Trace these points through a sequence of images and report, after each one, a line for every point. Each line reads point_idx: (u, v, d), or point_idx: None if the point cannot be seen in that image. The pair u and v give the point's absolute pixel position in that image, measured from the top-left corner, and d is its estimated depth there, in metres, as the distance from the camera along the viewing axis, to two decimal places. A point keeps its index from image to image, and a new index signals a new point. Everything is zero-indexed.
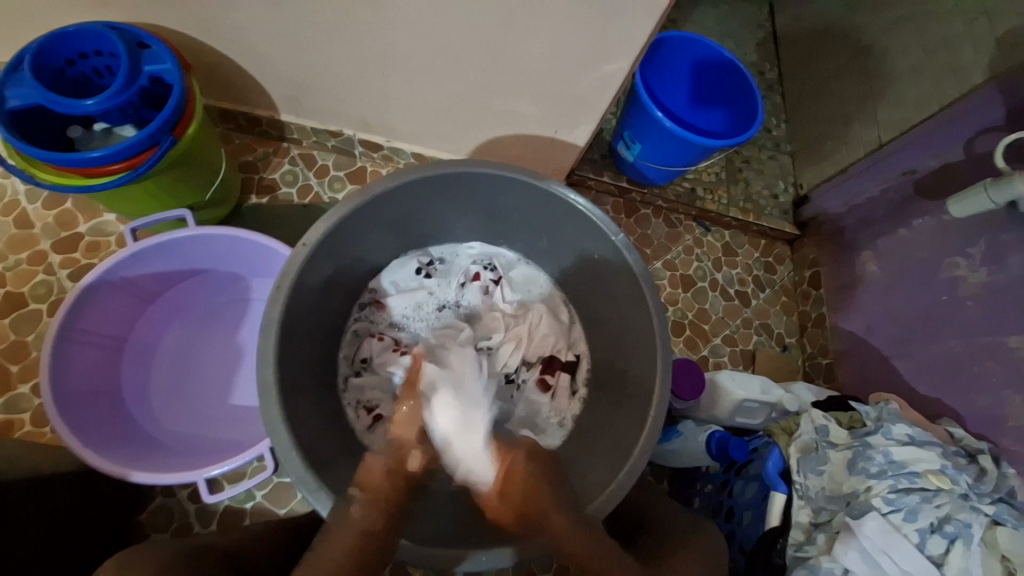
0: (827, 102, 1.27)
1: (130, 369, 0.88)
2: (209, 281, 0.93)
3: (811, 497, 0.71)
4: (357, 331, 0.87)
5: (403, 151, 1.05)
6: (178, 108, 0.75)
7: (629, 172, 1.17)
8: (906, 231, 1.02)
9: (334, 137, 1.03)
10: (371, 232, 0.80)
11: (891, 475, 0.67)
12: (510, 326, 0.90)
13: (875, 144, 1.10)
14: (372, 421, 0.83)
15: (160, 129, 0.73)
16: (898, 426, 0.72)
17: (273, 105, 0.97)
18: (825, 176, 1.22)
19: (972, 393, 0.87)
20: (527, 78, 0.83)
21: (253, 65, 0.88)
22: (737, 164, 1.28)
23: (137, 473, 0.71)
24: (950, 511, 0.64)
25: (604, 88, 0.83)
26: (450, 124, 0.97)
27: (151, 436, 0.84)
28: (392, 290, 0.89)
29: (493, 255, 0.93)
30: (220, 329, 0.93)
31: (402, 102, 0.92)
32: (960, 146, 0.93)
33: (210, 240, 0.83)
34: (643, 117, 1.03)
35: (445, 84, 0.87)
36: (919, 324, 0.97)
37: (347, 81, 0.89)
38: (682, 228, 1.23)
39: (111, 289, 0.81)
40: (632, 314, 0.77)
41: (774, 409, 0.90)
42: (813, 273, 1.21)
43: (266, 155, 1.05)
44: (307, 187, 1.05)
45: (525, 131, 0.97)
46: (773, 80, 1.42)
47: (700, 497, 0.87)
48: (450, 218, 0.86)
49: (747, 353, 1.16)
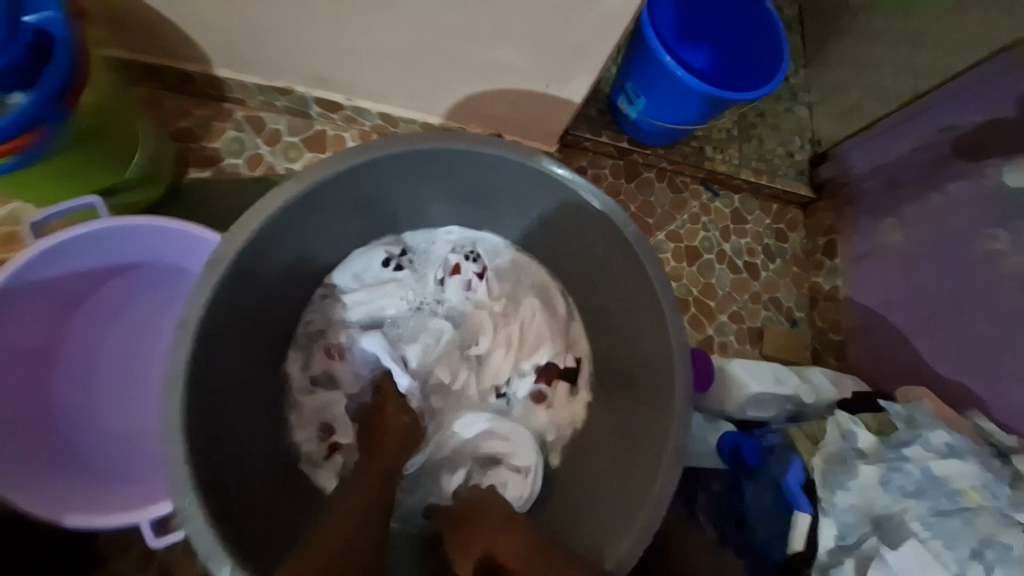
0: (855, 43, 1.11)
1: (64, 383, 0.76)
2: (147, 275, 0.79)
3: (838, 517, 0.63)
4: (308, 334, 0.76)
5: (367, 112, 0.89)
6: (68, 68, 0.58)
7: (631, 131, 1.03)
8: (939, 198, 0.92)
9: (284, 96, 0.87)
10: (331, 219, 0.67)
11: (929, 495, 0.61)
12: (499, 326, 0.80)
13: (910, 96, 0.98)
14: (327, 451, 0.73)
15: (47, 99, 0.57)
16: (936, 433, 0.64)
17: (205, 58, 0.80)
18: (848, 132, 1.09)
19: (1000, 381, 0.81)
20: (512, 20, 0.67)
21: (172, 10, 0.71)
22: (751, 119, 1.14)
23: (71, 516, 0.62)
24: (992, 534, 0.58)
25: (606, 33, 0.68)
26: (422, 79, 0.81)
27: (97, 459, 0.73)
28: (355, 286, 0.78)
29: (476, 242, 0.81)
30: (167, 329, 0.80)
31: (363, 53, 0.76)
32: (1012, 102, 0.81)
33: (136, 231, 0.70)
34: (651, 65, 0.88)
35: (413, 30, 0.71)
36: (947, 304, 0.89)
37: (294, 29, 0.72)
38: (688, 194, 1.10)
39: (22, 297, 0.68)
40: (639, 312, 0.67)
41: (788, 401, 0.83)
42: (828, 242, 1.11)
43: (205, 120, 0.89)
44: (257, 157, 0.89)
45: (513, 87, 0.82)
46: (791, 16, 1.25)
47: (703, 492, 0.77)
48: (424, 199, 0.73)
49: (754, 330, 1.07)
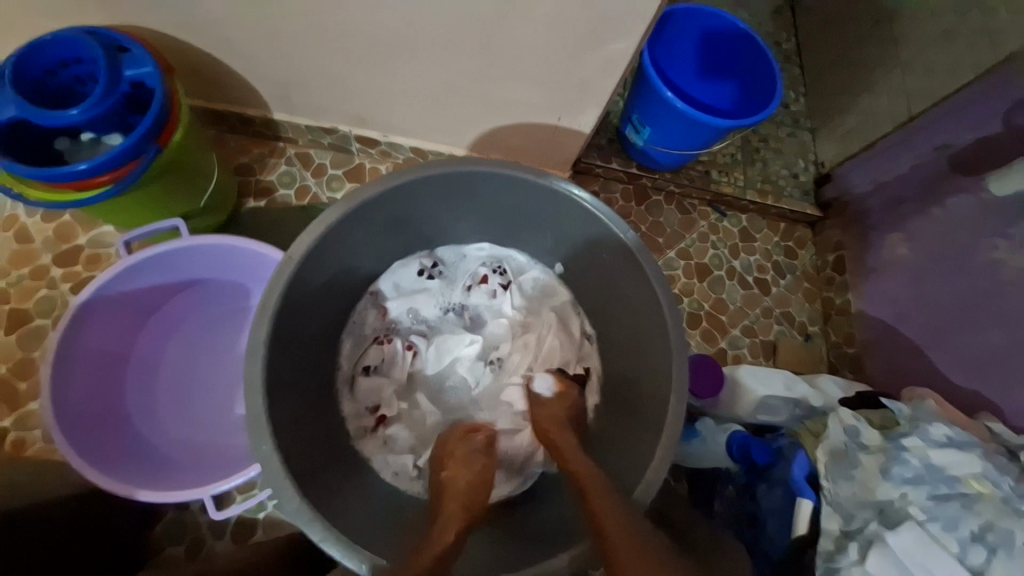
0: (851, 73, 1.19)
1: (133, 383, 0.85)
2: (208, 289, 0.90)
3: (839, 503, 0.67)
4: (360, 335, 0.85)
5: (401, 146, 1.01)
6: (161, 114, 0.71)
7: (639, 157, 1.11)
8: (939, 211, 0.95)
9: (329, 134, 0.99)
10: (371, 235, 0.77)
11: (928, 481, 0.64)
12: (517, 334, 0.87)
13: (905, 117, 1.02)
14: (375, 422, 0.81)
15: (144, 138, 0.70)
16: (935, 426, 0.68)
17: (264, 103, 0.94)
18: (849, 154, 1.15)
19: (1011, 385, 0.81)
20: (524, 61, 0.78)
21: (238, 64, 0.84)
22: (754, 144, 1.21)
23: (142, 491, 0.70)
24: (992, 518, 0.61)
25: (609, 70, 0.78)
26: (449, 115, 0.92)
27: (159, 451, 0.82)
28: (393, 293, 0.87)
29: (503, 258, 0.89)
30: (224, 337, 0.90)
31: (396, 94, 0.88)
32: (1000, 119, 0.86)
33: (203, 249, 0.81)
34: (653, 98, 0.97)
35: (440, 75, 0.82)
36: (955, 312, 0.91)
37: (338, 76, 0.85)
38: (697, 214, 1.17)
39: (107, 304, 0.79)
40: (644, 316, 0.73)
41: (798, 406, 0.85)
42: (837, 257, 1.14)
43: (261, 157, 1.02)
44: (304, 188, 1.01)
45: (528, 119, 0.92)
46: (791, 50, 1.34)
47: (720, 500, 0.82)
48: (451, 217, 0.82)
49: (768, 344, 1.10)
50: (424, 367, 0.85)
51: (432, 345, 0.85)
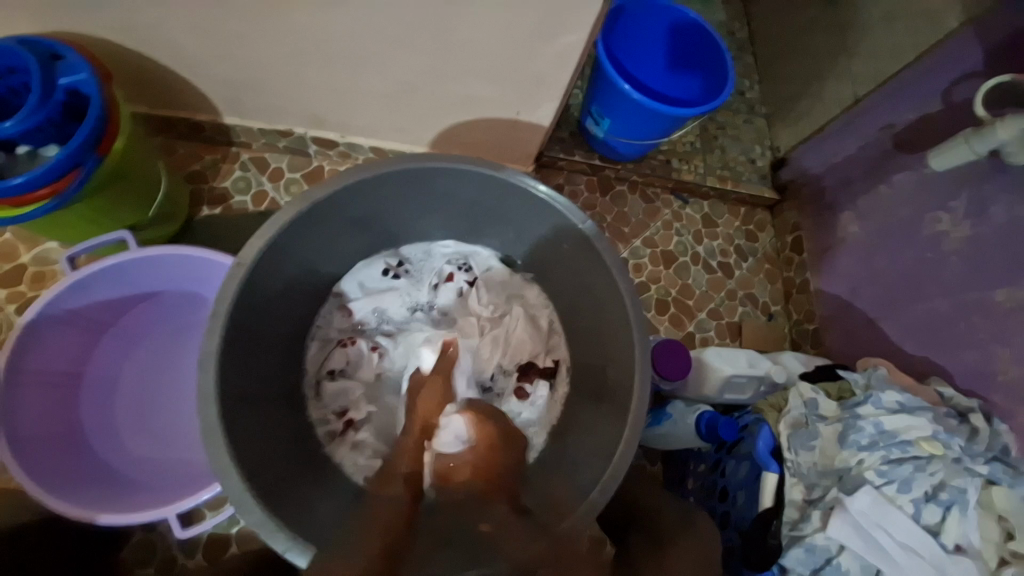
0: (800, 58, 1.22)
1: (89, 404, 0.82)
2: (166, 302, 0.88)
3: (803, 473, 0.71)
4: (326, 337, 0.84)
5: (360, 147, 1.00)
6: (99, 122, 0.68)
7: (601, 149, 1.13)
8: (887, 188, 0.99)
9: (285, 138, 0.97)
10: (332, 235, 0.76)
11: (883, 446, 0.68)
12: (486, 330, 0.87)
13: (851, 100, 1.06)
14: (343, 426, 0.80)
15: (83, 147, 0.67)
16: (888, 394, 0.72)
17: (215, 108, 0.91)
18: (801, 137, 1.18)
19: (958, 351, 0.85)
20: (478, 56, 0.77)
21: (182, 68, 0.81)
22: (712, 131, 1.24)
23: (103, 515, 0.67)
24: (945, 477, 0.65)
25: (562, 63, 0.78)
26: (407, 114, 0.92)
27: (121, 472, 0.79)
28: (359, 292, 0.86)
29: (469, 255, 0.89)
30: (185, 352, 0.88)
31: (352, 93, 0.86)
32: (938, 97, 0.89)
33: (157, 261, 0.78)
34: (609, 89, 0.98)
35: (395, 72, 0.81)
36: (903, 285, 0.95)
37: (288, 77, 0.83)
38: (660, 203, 1.19)
39: (58, 323, 0.76)
40: (607, 305, 0.74)
41: (763, 382, 0.88)
42: (795, 238, 1.18)
43: (215, 163, 0.99)
44: (262, 193, 0.99)
45: (486, 115, 0.92)
46: (744, 39, 1.38)
47: (693, 477, 0.86)
48: (414, 215, 0.82)
49: (733, 325, 1.13)
50: (393, 368, 0.84)
51: (400, 348, 0.85)
